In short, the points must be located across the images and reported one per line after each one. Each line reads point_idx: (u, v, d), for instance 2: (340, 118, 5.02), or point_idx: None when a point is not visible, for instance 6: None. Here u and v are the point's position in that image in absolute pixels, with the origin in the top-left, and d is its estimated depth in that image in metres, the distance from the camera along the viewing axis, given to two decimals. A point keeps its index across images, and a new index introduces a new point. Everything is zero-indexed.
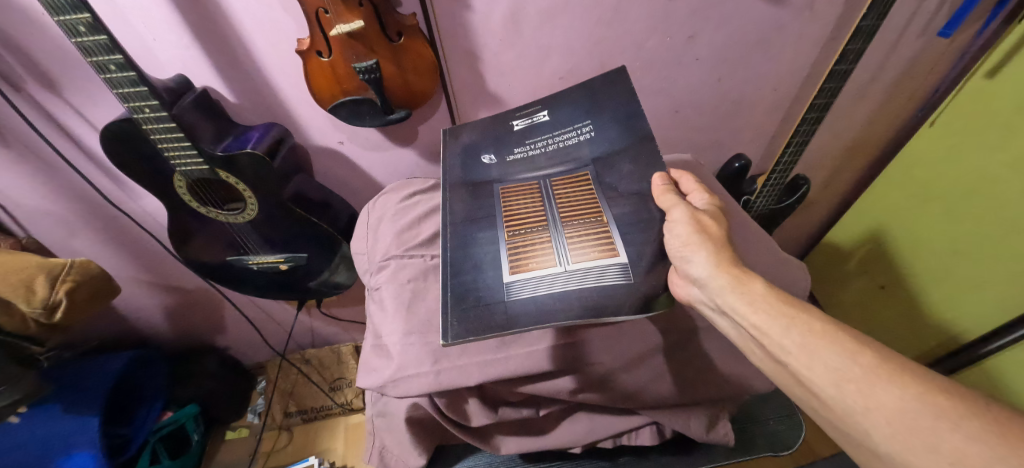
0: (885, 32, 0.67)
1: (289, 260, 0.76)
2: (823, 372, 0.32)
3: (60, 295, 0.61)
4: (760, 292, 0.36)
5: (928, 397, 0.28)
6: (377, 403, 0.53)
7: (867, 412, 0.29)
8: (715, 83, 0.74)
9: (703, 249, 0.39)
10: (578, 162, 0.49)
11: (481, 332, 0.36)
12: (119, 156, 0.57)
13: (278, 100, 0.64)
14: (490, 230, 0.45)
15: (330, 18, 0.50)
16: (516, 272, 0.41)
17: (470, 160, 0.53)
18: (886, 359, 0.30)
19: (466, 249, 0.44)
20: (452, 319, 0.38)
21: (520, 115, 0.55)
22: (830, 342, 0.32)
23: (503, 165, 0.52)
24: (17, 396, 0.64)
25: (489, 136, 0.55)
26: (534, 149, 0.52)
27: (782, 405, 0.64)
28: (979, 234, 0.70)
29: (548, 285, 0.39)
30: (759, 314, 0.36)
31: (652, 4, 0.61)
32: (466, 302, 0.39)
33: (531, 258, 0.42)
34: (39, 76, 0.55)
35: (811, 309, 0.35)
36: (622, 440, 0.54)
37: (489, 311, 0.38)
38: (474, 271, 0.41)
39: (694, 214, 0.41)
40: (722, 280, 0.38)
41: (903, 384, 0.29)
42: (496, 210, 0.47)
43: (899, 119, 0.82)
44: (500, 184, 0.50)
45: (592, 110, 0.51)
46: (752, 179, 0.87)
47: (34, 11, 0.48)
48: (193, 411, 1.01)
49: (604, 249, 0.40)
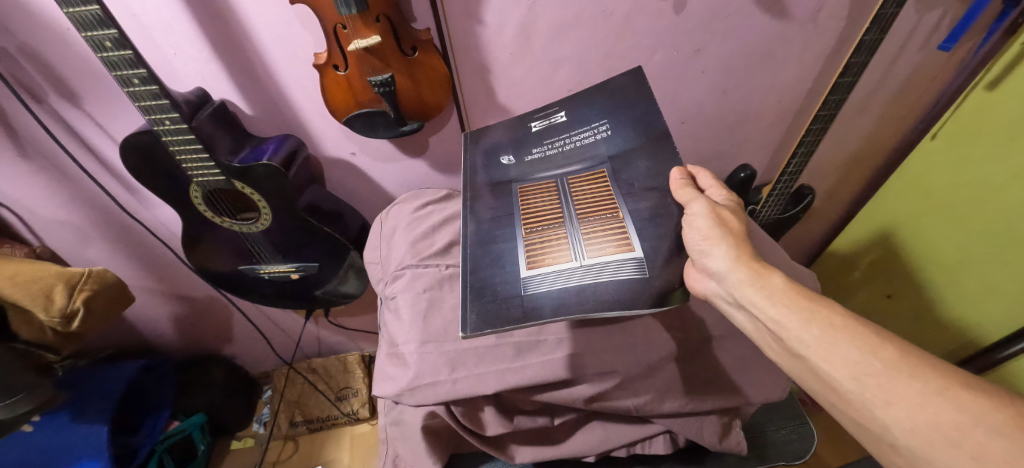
0: (886, 47, 0.68)
1: (301, 269, 0.76)
2: (840, 365, 0.32)
3: (78, 303, 0.62)
4: (779, 286, 0.37)
5: (948, 392, 0.28)
6: (389, 412, 0.53)
7: (886, 406, 0.30)
8: (721, 94, 0.75)
9: (723, 243, 0.40)
10: (595, 160, 0.49)
11: (499, 325, 0.37)
12: (139, 168, 0.58)
13: (294, 111, 0.65)
14: (508, 227, 0.46)
15: (348, 34, 0.51)
16: (533, 267, 0.41)
17: (490, 162, 0.55)
18: (905, 354, 0.31)
19: (485, 246, 0.45)
20: (472, 312, 0.39)
21: (538, 117, 0.57)
22: (850, 336, 0.33)
23: (522, 165, 0.53)
24: (33, 405, 0.65)
25: (508, 138, 0.57)
26: (552, 149, 0.53)
27: (793, 414, 0.65)
28: (985, 241, 0.71)
29: (563, 279, 0.39)
30: (777, 306, 0.36)
31: (660, 19, 0.62)
32: (484, 296, 0.40)
33: (547, 254, 0.42)
34: (64, 90, 0.56)
35: (830, 303, 0.35)
36: (636, 449, 0.54)
37: (507, 304, 0.39)
38: (493, 266, 0.43)
39: (713, 208, 0.42)
40: (741, 274, 0.38)
41: (923, 378, 0.29)
42: (515, 208, 0.48)
43: (903, 130, 0.83)
44: (519, 183, 0.51)
45: (609, 111, 0.52)
46: (757, 189, 0.88)
47: (62, 26, 0.50)
48: (199, 421, 0.99)
49: (619, 244, 0.41)
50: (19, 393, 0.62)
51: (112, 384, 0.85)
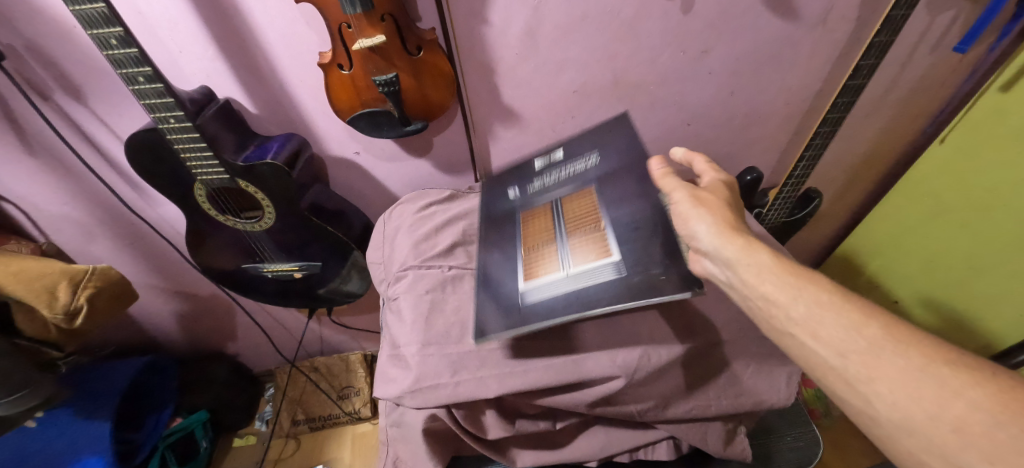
0: (896, 49, 0.67)
1: (303, 268, 0.76)
2: (826, 342, 0.31)
3: (82, 300, 0.62)
4: (766, 262, 0.35)
5: (931, 368, 0.27)
6: (391, 413, 0.53)
7: (870, 381, 0.28)
8: (727, 96, 0.74)
9: (706, 222, 0.39)
10: (584, 183, 0.51)
11: (504, 329, 0.40)
12: (144, 165, 0.58)
13: (298, 111, 0.65)
14: (512, 250, 0.50)
15: (352, 33, 0.51)
16: (529, 280, 0.45)
17: (499, 195, 0.59)
18: (891, 330, 0.29)
19: (496, 266, 0.49)
20: (484, 319, 0.43)
21: (540, 156, 0.61)
22: (835, 312, 0.31)
23: (524, 196, 0.56)
24: (36, 401, 0.65)
25: (514, 173, 0.61)
26: (548, 178, 0.56)
27: (798, 420, 0.64)
28: (997, 239, 0.69)
29: (552, 289, 0.42)
30: (766, 283, 0.35)
31: (667, 20, 0.62)
32: (495, 309, 0.44)
33: (539, 267, 0.45)
34: (71, 88, 0.56)
35: (818, 279, 0.34)
36: (639, 454, 0.53)
37: (511, 313, 0.42)
38: (500, 284, 0.46)
39: (694, 193, 0.42)
40: (732, 249, 0.37)
41: (906, 354, 0.28)
42: (518, 233, 0.52)
43: (911, 134, 0.82)
44: (522, 211, 0.54)
45: (598, 142, 0.54)
46: (763, 192, 0.87)
47: (68, 24, 0.50)
48: (203, 418, 1.01)
49: (601, 251, 0.43)
50: (23, 389, 0.62)
51: (115, 381, 0.86)
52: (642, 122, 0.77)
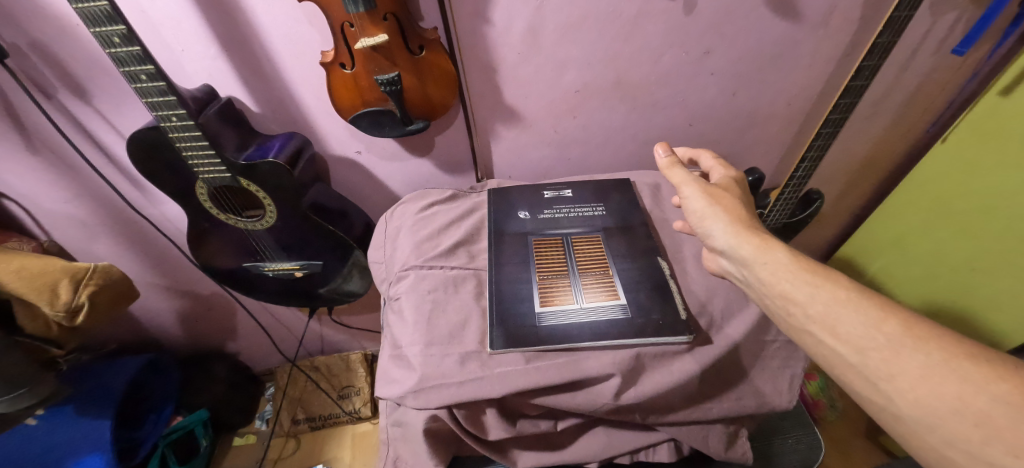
0: (899, 50, 0.67)
1: (305, 267, 0.77)
2: (847, 340, 0.32)
3: (83, 298, 0.62)
4: (782, 260, 0.38)
5: (952, 363, 0.29)
6: (393, 412, 0.52)
7: (892, 379, 0.30)
8: (729, 97, 0.74)
9: (721, 220, 0.42)
10: (592, 228, 0.61)
11: (518, 344, 0.48)
12: (145, 164, 0.58)
13: (300, 110, 0.65)
14: (525, 273, 0.56)
15: (355, 33, 0.50)
16: (545, 304, 0.52)
17: (510, 214, 0.64)
18: (910, 327, 0.31)
19: (510, 285, 0.54)
20: (496, 331, 0.49)
21: (549, 188, 0.68)
22: (855, 310, 0.33)
23: (535, 221, 0.62)
24: (36, 399, 0.65)
25: (524, 197, 0.67)
26: (558, 213, 0.64)
27: (800, 423, 0.64)
28: (998, 243, 0.69)
29: (569, 317, 0.50)
30: (785, 280, 0.37)
31: (669, 20, 0.62)
32: (508, 323, 0.50)
33: (555, 295, 0.53)
34: (73, 86, 0.56)
35: (836, 277, 0.36)
36: (640, 456, 0.52)
37: (526, 331, 0.49)
38: (513, 301, 0.52)
39: (707, 190, 0.45)
40: (747, 248, 0.40)
41: (927, 351, 0.30)
42: (529, 257, 0.57)
43: (912, 136, 0.82)
44: (534, 236, 0.60)
45: (602, 198, 0.66)
46: (765, 193, 0.86)
47: (71, 22, 0.50)
48: (203, 417, 1.00)
49: (608, 293, 0.53)
50: (22, 387, 0.62)
51: (115, 379, 0.86)
52: (644, 122, 0.76)
